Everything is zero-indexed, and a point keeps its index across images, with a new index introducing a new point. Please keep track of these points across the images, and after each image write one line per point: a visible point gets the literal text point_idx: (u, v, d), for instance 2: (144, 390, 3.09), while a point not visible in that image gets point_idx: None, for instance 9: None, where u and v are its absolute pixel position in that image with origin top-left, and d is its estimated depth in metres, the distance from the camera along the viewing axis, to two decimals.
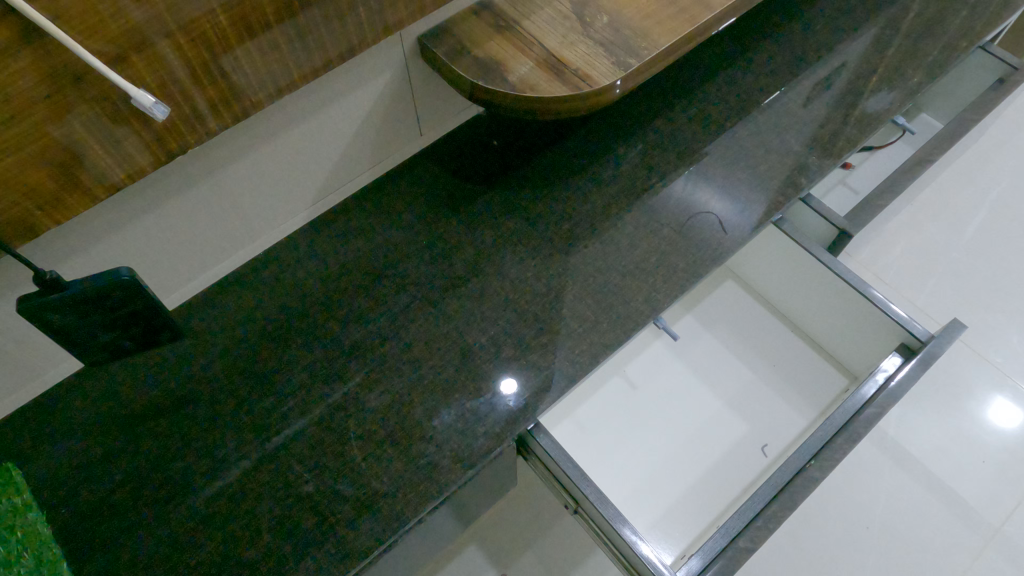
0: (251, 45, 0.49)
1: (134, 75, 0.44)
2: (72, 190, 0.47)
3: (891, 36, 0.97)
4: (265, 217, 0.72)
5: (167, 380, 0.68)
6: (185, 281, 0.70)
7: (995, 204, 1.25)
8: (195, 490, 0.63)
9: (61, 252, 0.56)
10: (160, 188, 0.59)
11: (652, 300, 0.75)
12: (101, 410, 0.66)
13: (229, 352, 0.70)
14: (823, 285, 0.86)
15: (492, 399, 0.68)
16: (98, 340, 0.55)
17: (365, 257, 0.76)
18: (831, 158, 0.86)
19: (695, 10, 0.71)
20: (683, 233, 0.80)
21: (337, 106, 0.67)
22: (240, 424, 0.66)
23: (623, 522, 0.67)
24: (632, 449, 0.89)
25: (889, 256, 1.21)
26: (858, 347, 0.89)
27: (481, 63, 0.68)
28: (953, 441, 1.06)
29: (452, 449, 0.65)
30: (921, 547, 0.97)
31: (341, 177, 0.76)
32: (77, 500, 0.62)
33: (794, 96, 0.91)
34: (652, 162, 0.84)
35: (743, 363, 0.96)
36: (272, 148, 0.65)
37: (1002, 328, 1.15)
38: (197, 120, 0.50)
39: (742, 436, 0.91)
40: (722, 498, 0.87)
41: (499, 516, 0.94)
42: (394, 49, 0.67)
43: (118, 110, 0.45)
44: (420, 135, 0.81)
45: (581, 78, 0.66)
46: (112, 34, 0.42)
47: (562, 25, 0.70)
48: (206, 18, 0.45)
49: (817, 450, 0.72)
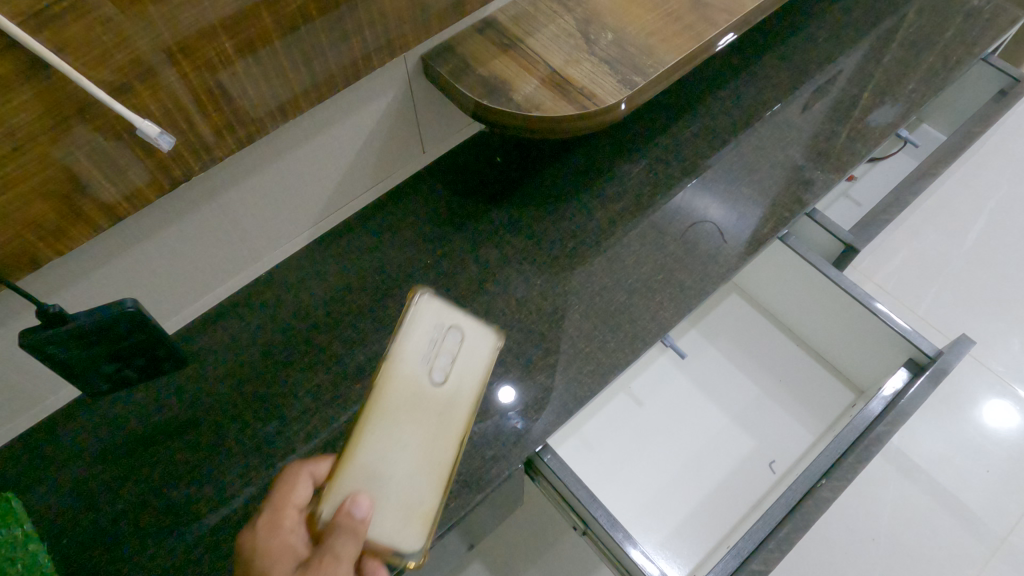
0: (256, 70, 0.48)
1: (139, 104, 0.44)
2: (74, 221, 0.46)
3: (890, 48, 0.97)
4: (269, 238, 0.71)
5: (169, 406, 0.67)
6: (186, 304, 0.69)
7: (995, 212, 1.25)
8: (199, 518, 0.61)
9: (60, 280, 0.54)
10: (162, 213, 0.57)
11: (659, 318, 0.75)
12: (101, 438, 0.65)
13: (233, 375, 0.69)
14: (830, 300, 0.86)
15: (499, 420, 0.68)
16: (102, 372, 0.55)
17: (369, 277, 0.76)
18: (834, 172, 0.86)
19: (700, 26, 0.71)
20: (687, 248, 0.80)
21: (341, 127, 0.66)
22: (245, 449, 0.65)
23: (631, 543, 0.66)
24: (639, 466, 0.88)
25: (890, 266, 1.20)
26: (864, 362, 0.89)
27: (485, 81, 0.67)
28: (957, 450, 1.05)
29: (459, 472, 0.65)
30: (928, 559, 0.97)
31: (343, 197, 0.75)
32: (77, 530, 0.60)
33: (794, 110, 0.91)
34: (655, 178, 0.84)
35: (749, 378, 0.96)
36: (276, 170, 0.64)
37: (1004, 338, 1.14)
38: (202, 148, 0.50)
39: (749, 452, 0.90)
40: (731, 514, 0.86)
41: (503, 533, 0.93)
42: (397, 68, 0.66)
43: (121, 139, 0.45)
44: (423, 153, 0.81)
45: (587, 97, 0.65)
46: (118, 64, 0.41)
47: (566, 42, 0.69)
48: (211, 44, 0.44)
49: (827, 469, 0.71)
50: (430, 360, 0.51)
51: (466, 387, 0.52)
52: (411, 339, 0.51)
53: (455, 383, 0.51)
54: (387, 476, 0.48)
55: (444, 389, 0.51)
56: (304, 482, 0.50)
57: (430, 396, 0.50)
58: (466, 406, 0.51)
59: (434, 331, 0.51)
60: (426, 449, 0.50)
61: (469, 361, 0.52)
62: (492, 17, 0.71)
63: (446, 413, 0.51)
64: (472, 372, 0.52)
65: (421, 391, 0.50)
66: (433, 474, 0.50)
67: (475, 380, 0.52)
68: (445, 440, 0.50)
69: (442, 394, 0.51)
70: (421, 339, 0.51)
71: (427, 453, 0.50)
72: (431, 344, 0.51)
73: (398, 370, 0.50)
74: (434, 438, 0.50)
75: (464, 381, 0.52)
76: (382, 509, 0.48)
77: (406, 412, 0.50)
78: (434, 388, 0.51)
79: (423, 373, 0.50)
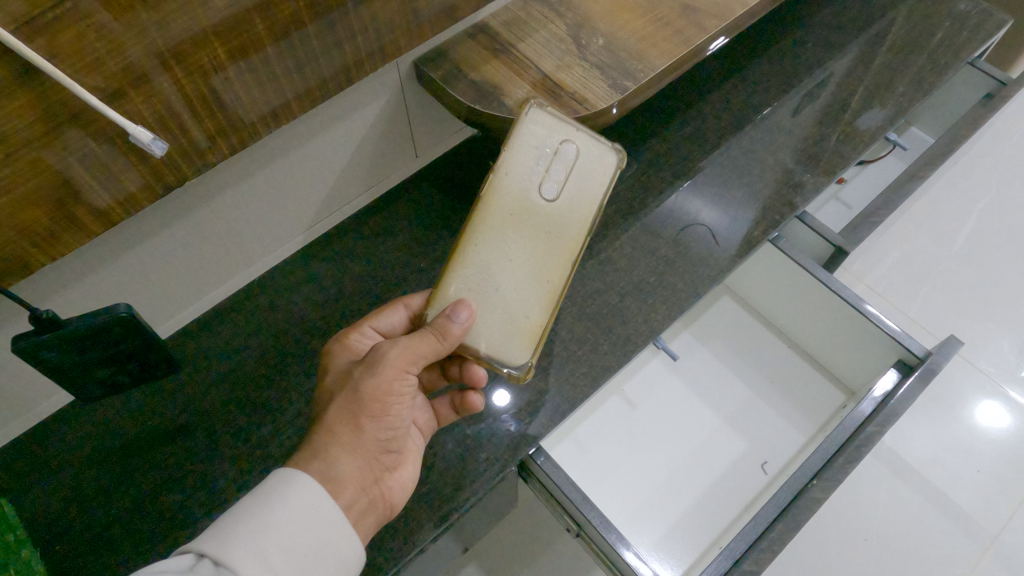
0: (248, 76, 0.49)
1: (131, 110, 0.44)
2: (67, 227, 0.47)
3: (879, 52, 0.98)
4: (262, 243, 0.71)
5: (163, 410, 0.67)
6: (179, 309, 0.69)
7: (984, 214, 1.26)
8: (194, 522, 0.61)
9: (52, 286, 0.54)
10: (155, 218, 0.57)
11: (651, 321, 0.75)
12: (95, 443, 0.65)
13: (227, 380, 0.69)
14: (821, 301, 0.86)
15: (492, 424, 0.68)
16: (96, 377, 0.56)
17: (363, 281, 0.76)
18: (824, 175, 0.87)
19: (690, 32, 0.72)
20: (679, 250, 0.81)
21: (335, 130, 0.66)
22: (239, 454, 0.65)
23: (625, 544, 0.67)
24: (633, 468, 0.89)
25: (881, 268, 1.21)
26: (855, 364, 0.90)
27: (477, 87, 0.67)
28: (948, 450, 1.06)
29: (454, 475, 0.65)
30: (920, 558, 0.97)
31: (336, 202, 0.76)
32: (70, 536, 0.60)
33: (784, 114, 0.92)
34: (647, 181, 0.84)
35: (741, 380, 0.97)
36: (270, 174, 0.64)
37: (994, 338, 1.16)
38: (194, 153, 0.50)
39: (742, 453, 0.91)
40: (724, 515, 0.87)
41: (498, 535, 0.93)
42: (390, 73, 0.66)
43: (115, 144, 0.45)
44: (417, 157, 0.81)
45: (578, 102, 0.66)
46: (110, 70, 0.41)
47: (557, 48, 0.70)
48: (203, 50, 0.44)
49: (819, 469, 0.72)
50: (540, 171, 0.57)
51: (576, 199, 0.58)
52: (523, 153, 0.57)
53: (565, 195, 0.57)
54: (497, 277, 0.57)
55: (554, 198, 0.57)
56: (395, 309, 0.61)
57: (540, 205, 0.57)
58: (575, 217, 0.57)
59: (545, 147, 0.57)
60: (536, 252, 0.57)
61: (582, 174, 0.58)
62: (484, 22, 0.72)
63: (556, 221, 0.57)
64: (582, 186, 0.58)
65: (531, 198, 0.57)
66: (542, 280, 0.57)
67: (586, 193, 0.58)
68: (552, 249, 0.57)
69: (553, 205, 0.57)
70: (532, 152, 0.57)
71: (535, 260, 0.57)
72: (543, 157, 0.57)
73: (510, 181, 0.57)
74: (541, 246, 0.57)
75: (573, 195, 0.57)
76: (492, 308, 0.57)
77: (516, 220, 0.57)
78: (544, 198, 0.57)
79: (534, 184, 0.57)
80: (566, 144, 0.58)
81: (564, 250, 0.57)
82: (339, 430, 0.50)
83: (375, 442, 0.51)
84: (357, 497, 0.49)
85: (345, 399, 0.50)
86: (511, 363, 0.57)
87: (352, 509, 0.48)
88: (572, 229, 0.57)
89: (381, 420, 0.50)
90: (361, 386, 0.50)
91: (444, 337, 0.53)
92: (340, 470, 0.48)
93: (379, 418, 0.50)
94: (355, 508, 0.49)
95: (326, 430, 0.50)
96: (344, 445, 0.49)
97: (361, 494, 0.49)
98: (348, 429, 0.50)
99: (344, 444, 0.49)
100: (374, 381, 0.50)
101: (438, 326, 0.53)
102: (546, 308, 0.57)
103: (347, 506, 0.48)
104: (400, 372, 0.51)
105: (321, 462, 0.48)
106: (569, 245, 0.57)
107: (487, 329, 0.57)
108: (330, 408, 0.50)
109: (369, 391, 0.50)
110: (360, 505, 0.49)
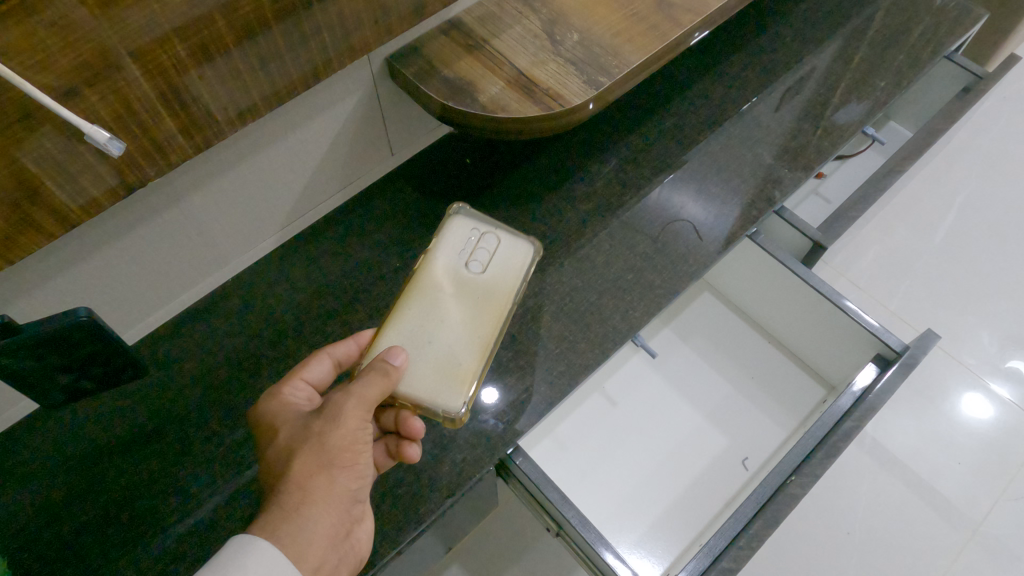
0: (212, 73, 0.48)
1: (86, 110, 0.42)
2: (23, 229, 0.45)
3: (856, 47, 0.98)
4: (235, 242, 0.70)
5: (134, 414, 0.66)
6: (150, 311, 0.68)
7: (964, 208, 1.27)
8: (166, 527, 0.60)
9: (15, 289, 0.53)
10: (119, 220, 0.56)
11: (629, 318, 0.75)
12: (64, 448, 0.63)
13: (200, 382, 0.68)
14: (800, 297, 0.86)
15: (471, 423, 0.68)
16: (58, 383, 0.55)
17: (339, 282, 0.75)
18: (802, 171, 0.87)
19: (664, 26, 0.71)
20: (659, 246, 0.80)
21: (306, 130, 0.65)
22: (212, 458, 0.64)
23: (605, 545, 0.66)
24: (613, 466, 0.89)
25: (862, 262, 1.22)
26: (834, 359, 0.90)
27: (450, 83, 0.66)
28: (929, 443, 1.06)
29: (431, 476, 0.65)
30: (902, 551, 0.98)
31: (310, 201, 0.75)
32: (39, 543, 0.59)
33: (763, 108, 0.92)
34: (627, 178, 0.84)
35: (722, 376, 0.97)
36: (237, 176, 0.63)
37: (974, 331, 1.16)
38: (157, 151, 0.49)
39: (722, 449, 0.91)
40: (704, 512, 0.86)
41: (481, 535, 0.93)
42: (361, 69, 0.65)
43: (72, 142, 0.44)
44: (392, 155, 0.80)
45: (553, 98, 0.65)
46: (63, 68, 0.40)
47: (532, 43, 0.69)
48: (160, 47, 0.43)
49: (796, 466, 0.72)
50: (466, 255, 0.62)
51: (501, 276, 0.61)
52: (450, 240, 0.63)
53: (490, 271, 0.61)
54: (431, 334, 0.58)
55: (479, 273, 0.61)
56: (320, 361, 0.58)
57: (465, 279, 0.60)
58: (503, 286, 0.60)
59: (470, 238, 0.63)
60: (469, 314, 0.59)
61: (505, 258, 0.62)
62: (458, 18, 0.71)
63: (484, 291, 0.60)
64: (508, 262, 0.62)
65: (468, 279, 0.60)
66: (478, 335, 0.58)
67: (509, 270, 0.61)
68: (483, 309, 0.59)
69: (480, 278, 0.61)
70: (461, 241, 0.62)
71: (469, 321, 0.58)
72: (467, 241, 0.62)
73: (439, 262, 0.61)
74: (475, 311, 0.59)
75: (501, 270, 0.61)
76: (426, 360, 0.57)
77: (455, 292, 0.60)
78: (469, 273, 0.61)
79: (461, 264, 0.61)
80: (488, 236, 0.63)
81: (495, 312, 0.59)
82: (312, 487, 0.46)
83: (348, 492, 0.48)
84: (326, 556, 0.46)
85: (313, 452, 0.47)
86: (449, 406, 0.55)
87: (322, 570, 0.45)
88: (498, 294, 0.60)
89: (351, 470, 0.48)
90: (328, 437, 0.48)
91: (387, 375, 0.51)
92: (312, 531, 0.45)
93: (347, 470, 0.48)
94: (326, 567, 0.46)
95: (293, 487, 0.46)
96: (317, 501, 0.46)
97: (331, 552, 0.46)
98: (321, 482, 0.47)
99: (318, 501, 0.46)
100: (339, 432, 0.48)
101: (380, 367, 0.52)
102: (478, 355, 0.57)
103: (315, 568, 0.45)
104: (362, 424, 0.49)
105: (293, 524, 0.44)
106: (498, 308, 0.59)
107: (416, 378, 0.56)
108: (296, 462, 0.47)
109: (337, 442, 0.48)
110: (330, 563, 0.46)
